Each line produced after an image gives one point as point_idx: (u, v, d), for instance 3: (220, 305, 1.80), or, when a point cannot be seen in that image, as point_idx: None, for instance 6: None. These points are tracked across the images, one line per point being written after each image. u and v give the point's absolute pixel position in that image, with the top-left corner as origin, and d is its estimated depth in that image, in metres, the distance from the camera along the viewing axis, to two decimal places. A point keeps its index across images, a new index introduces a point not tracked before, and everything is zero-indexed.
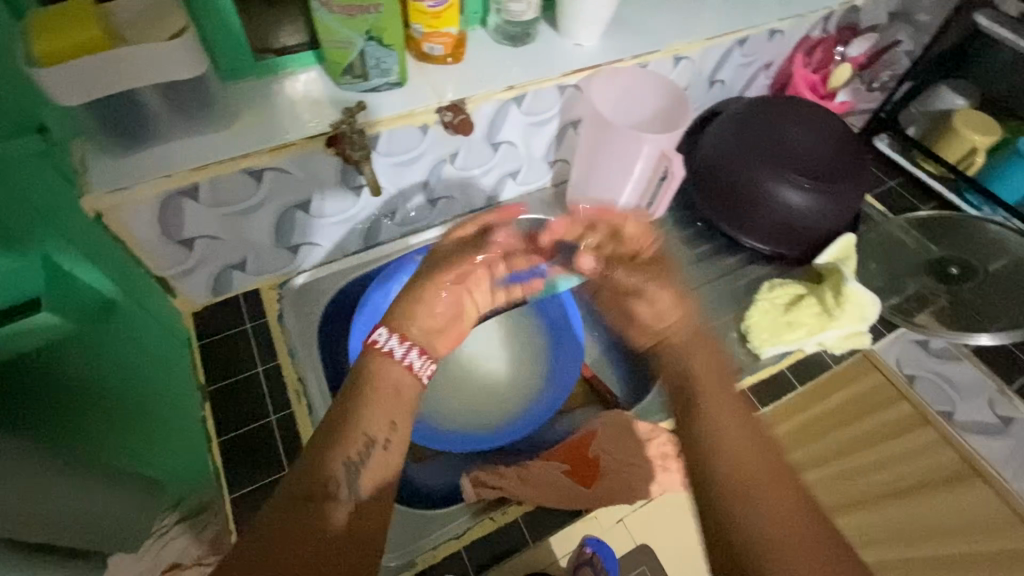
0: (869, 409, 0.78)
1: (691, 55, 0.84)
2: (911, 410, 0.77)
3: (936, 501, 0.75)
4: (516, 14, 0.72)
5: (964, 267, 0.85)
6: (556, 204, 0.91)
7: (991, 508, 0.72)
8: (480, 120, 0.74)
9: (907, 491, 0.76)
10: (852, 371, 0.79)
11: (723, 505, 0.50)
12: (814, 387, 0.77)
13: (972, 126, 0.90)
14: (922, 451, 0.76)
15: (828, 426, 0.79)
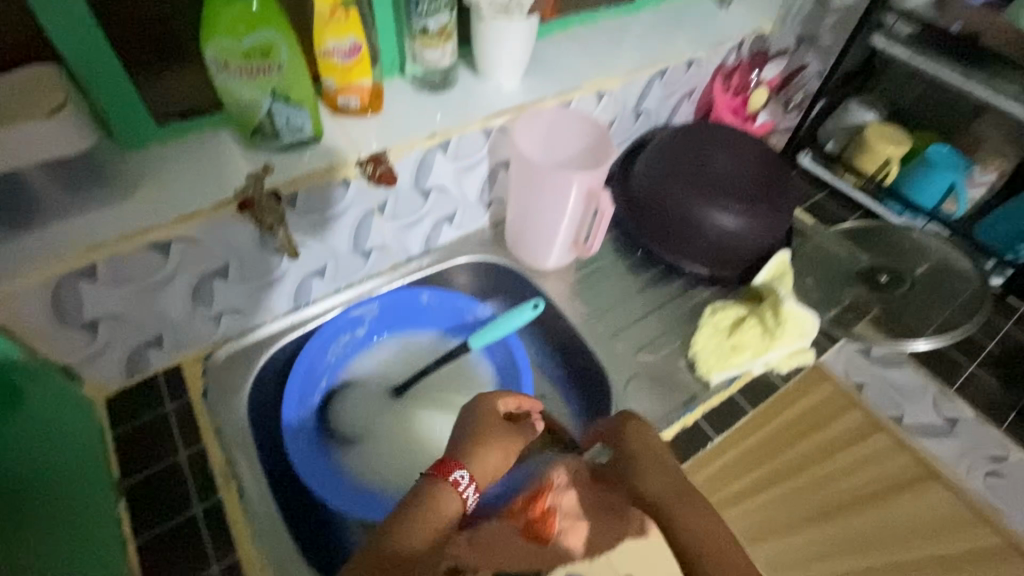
0: (828, 418, 0.77)
1: (613, 91, 0.85)
2: (863, 418, 0.77)
3: (899, 504, 0.73)
4: (433, 63, 0.71)
5: (893, 274, 0.87)
6: (497, 244, 0.90)
7: (951, 509, 0.72)
8: (405, 170, 0.72)
9: (869, 498, 0.73)
10: (802, 386, 0.78)
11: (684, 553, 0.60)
12: (767, 409, 0.76)
13: (884, 139, 0.94)
14: (880, 457, 0.75)
15: (794, 437, 0.76)
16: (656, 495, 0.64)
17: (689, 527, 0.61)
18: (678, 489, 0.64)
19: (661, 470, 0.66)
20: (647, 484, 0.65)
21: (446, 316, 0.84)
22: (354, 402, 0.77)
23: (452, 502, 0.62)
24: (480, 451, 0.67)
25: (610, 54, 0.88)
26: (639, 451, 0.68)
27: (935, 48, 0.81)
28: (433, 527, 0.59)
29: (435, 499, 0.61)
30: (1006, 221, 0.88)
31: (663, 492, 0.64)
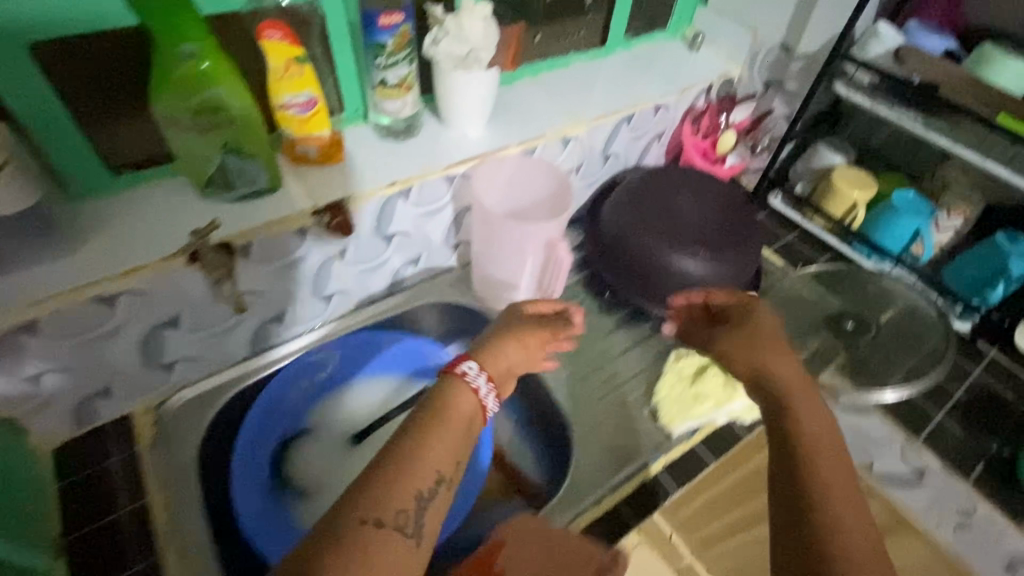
0: None
1: (579, 135, 0.86)
2: None
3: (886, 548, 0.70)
4: (393, 112, 0.72)
5: (858, 320, 0.86)
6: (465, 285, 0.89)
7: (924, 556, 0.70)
8: (364, 218, 0.72)
9: None
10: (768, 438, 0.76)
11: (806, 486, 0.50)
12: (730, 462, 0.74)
13: (850, 183, 0.95)
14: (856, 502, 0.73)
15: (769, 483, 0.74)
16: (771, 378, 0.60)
17: (814, 420, 0.56)
18: (800, 376, 0.60)
19: (777, 356, 0.62)
20: (766, 367, 0.61)
21: (408, 360, 0.82)
22: (310, 449, 0.76)
23: (466, 398, 0.57)
24: (504, 343, 0.67)
25: (578, 99, 0.89)
26: (754, 332, 0.65)
27: (895, 100, 0.81)
28: (451, 426, 0.54)
29: (452, 393, 0.57)
30: (968, 267, 0.87)
31: (795, 382, 0.59)
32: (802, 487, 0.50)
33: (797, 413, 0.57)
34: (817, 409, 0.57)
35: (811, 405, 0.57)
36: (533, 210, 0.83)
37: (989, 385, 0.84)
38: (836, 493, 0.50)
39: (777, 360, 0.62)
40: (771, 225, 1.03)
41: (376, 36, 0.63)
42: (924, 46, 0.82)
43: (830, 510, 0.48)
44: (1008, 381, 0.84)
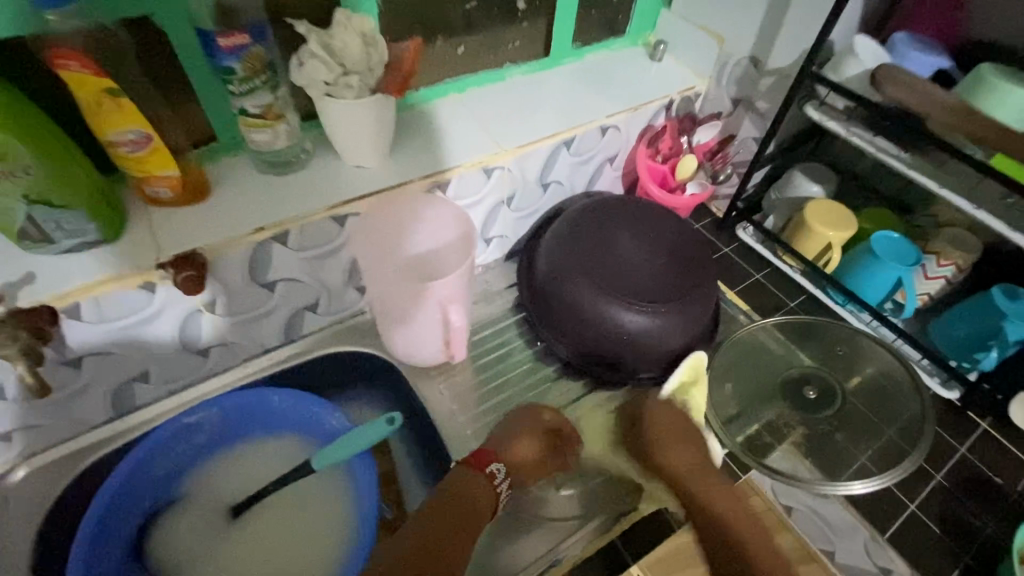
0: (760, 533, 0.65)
1: (506, 164, 0.75)
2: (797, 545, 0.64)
3: None
4: (265, 144, 0.61)
5: (822, 388, 0.74)
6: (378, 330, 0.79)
7: None
8: (231, 268, 0.62)
9: None
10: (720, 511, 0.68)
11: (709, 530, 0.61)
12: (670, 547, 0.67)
13: (826, 221, 0.81)
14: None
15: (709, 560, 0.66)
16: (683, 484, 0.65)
17: (715, 498, 0.63)
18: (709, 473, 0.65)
19: (685, 444, 0.68)
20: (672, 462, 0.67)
21: (302, 421, 0.72)
22: (182, 525, 0.67)
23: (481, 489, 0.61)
24: (517, 443, 0.66)
25: (509, 121, 0.77)
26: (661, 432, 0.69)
27: (872, 127, 0.70)
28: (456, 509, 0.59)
29: (471, 486, 0.61)
30: (958, 325, 0.75)
31: (687, 466, 0.67)
32: None
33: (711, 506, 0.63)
34: (724, 487, 0.65)
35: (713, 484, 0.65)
36: (442, 252, 0.71)
37: (977, 467, 0.72)
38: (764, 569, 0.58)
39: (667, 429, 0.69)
40: (738, 260, 0.90)
41: (220, 60, 0.52)
42: (908, 66, 0.69)
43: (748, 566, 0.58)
44: (999, 463, 0.72)
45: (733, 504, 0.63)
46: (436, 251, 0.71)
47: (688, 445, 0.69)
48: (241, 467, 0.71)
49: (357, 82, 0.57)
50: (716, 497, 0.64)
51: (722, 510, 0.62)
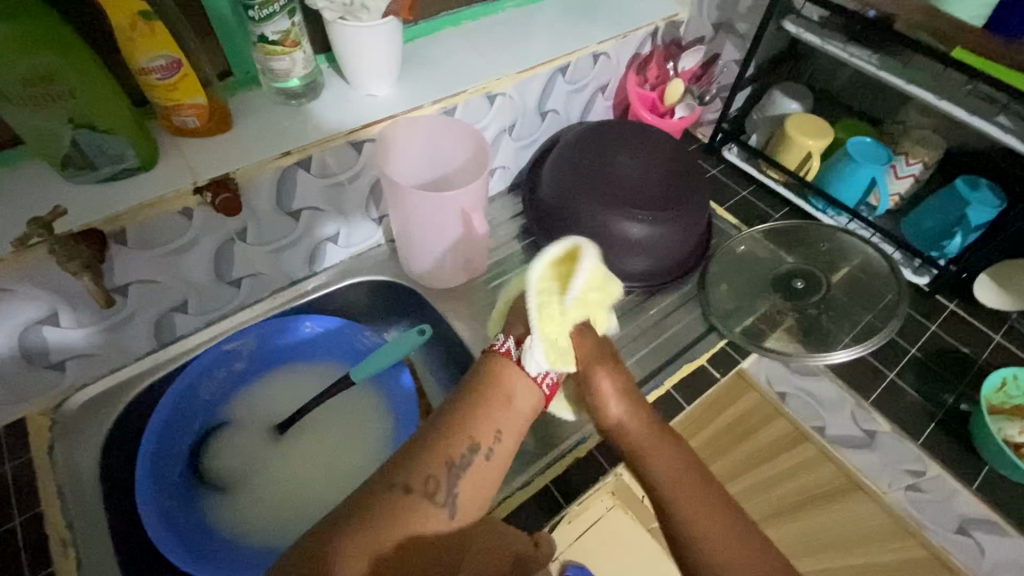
0: (756, 426, 0.78)
1: (506, 91, 0.79)
2: (790, 428, 0.76)
3: (833, 512, 0.74)
4: (284, 73, 0.64)
5: (808, 279, 0.82)
6: (395, 260, 0.83)
7: (876, 518, 0.71)
8: (262, 193, 0.66)
9: (819, 498, 0.75)
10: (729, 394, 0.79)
11: (665, 514, 0.55)
12: (701, 408, 0.78)
13: (804, 131, 0.87)
14: (809, 466, 0.75)
15: (723, 445, 0.79)
16: (698, 543, 0.53)
17: (680, 501, 0.55)
18: (677, 460, 0.57)
19: (647, 440, 0.58)
20: (684, 507, 0.54)
21: (334, 343, 0.77)
22: (229, 444, 0.71)
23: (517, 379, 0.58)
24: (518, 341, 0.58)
25: (506, 51, 0.81)
26: (650, 450, 0.58)
27: (848, 35, 0.76)
28: (489, 396, 0.57)
29: (498, 376, 0.57)
30: (929, 216, 0.82)
31: (661, 466, 0.57)
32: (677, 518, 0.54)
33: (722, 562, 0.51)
34: (702, 504, 0.54)
35: (723, 540, 0.53)
36: (454, 177, 0.76)
37: (946, 340, 0.80)
38: (704, 531, 0.53)
39: (649, 434, 0.58)
40: (726, 178, 0.96)
41: None
42: None
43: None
44: (967, 335, 0.80)
45: (714, 512, 0.54)
46: (449, 178, 0.76)
47: (662, 457, 0.57)
48: (278, 391, 0.75)
49: (370, 3, 0.61)
50: (689, 503, 0.55)
51: (680, 498, 0.55)
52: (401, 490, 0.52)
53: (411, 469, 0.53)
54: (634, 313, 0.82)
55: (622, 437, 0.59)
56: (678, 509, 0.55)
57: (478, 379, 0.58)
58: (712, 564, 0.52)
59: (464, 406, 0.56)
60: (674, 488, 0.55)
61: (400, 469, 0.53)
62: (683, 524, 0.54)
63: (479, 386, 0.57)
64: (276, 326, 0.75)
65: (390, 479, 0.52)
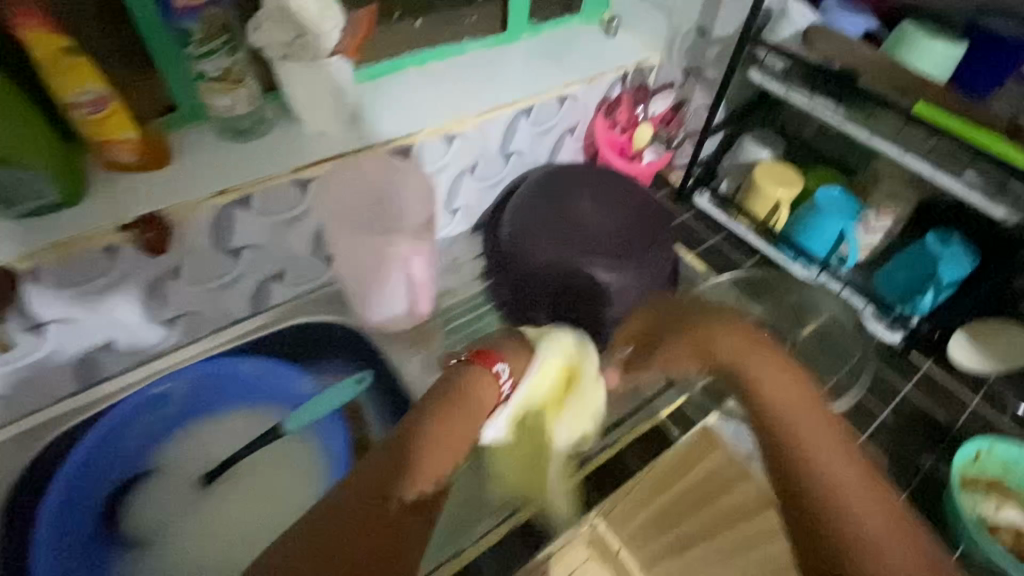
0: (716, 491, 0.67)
1: (465, 132, 0.77)
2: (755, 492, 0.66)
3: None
4: (226, 109, 0.62)
5: (774, 334, 0.78)
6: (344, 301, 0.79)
7: None
8: (195, 231, 0.63)
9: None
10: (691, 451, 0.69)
11: (785, 455, 0.53)
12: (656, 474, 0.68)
13: (772, 179, 0.85)
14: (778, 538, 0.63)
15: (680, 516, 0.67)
16: (833, 479, 0.50)
17: (804, 438, 0.53)
18: (806, 403, 0.56)
19: (788, 379, 0.58)
20: (832, 472, 0.50)
21: (271, 389, 0.72)
22: (146, 496, 0.66)
23: (490, 390, 0.56)
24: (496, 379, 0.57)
25: (468, 91, 0.79)
26: (758, 374, 0.59)
27: (811, 85, 0.72)
28: (460, 404, 0.54)
29: (476, 390, 0.56)
30: (901, 270, 0.78)
31: (783, 404, 0.56)
32: (797, 455, 0.52)
33: (872, 535, 0.47)
34: (836, 453, 0.51)
35: (834, 470, 0.51)
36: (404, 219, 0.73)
37: (920, 404, 0.76)
38: (845, 476, 0.50)
39: (756, 353, 0.60)
40: (695, 226, 0.95)
41: (181, 21, 0.55)
42: (840, 26, 0.73)
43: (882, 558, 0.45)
44: (942, 399, 0.76)
45: (851, 463, 0.51)
46: (399, 219, 0.73)
47: (805, 405, 0.56)
48: (205, 439, 0.70)
49: (311, 42, 0.59)
50: (822, 444, 0.52)
51: (810, 437, 0.53)
52: (385, 504, 0.47)
53: (395, 479, 0.48)
54: None
55: (731, 363, 0.60)
56: (790, 452, 0.53)
57: (449, 391, 0.55)
58: (841, 516, 0.48)
59: (437, 412, 0.53)
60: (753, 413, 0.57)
61: (386, 481, 0.48)
62: (793, 450, 0.53)
63: (449, 397, 0.54)
64: (207, 369, 0.70)
65: (374, 491, 0.47)
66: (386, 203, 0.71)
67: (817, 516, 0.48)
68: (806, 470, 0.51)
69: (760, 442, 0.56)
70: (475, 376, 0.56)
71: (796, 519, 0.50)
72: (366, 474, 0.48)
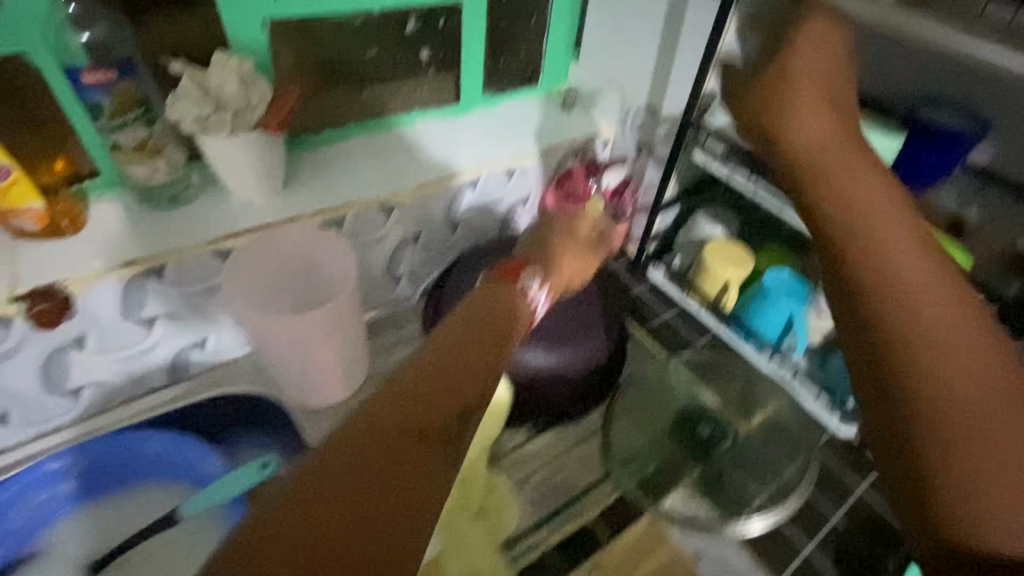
0: None
1: (406, 204, 0.76)
2: None
3: None
4: (145, 178, 0.61)
5: (713, 428, 0.76)
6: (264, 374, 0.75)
7: None
8: (101, 303, 0.61)
9: None
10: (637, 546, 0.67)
11: (884, 326, 0.40)
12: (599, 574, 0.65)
13: (721, 260, 0.82)
14: None
15: None
16: (907, 327, 0.40)
17: (891, 285, 0.41)
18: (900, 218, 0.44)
19: (879, 189, 0.47)
20: (925, 321, 0.39)
21: (174, 466, 0.68)
22: None
23: (520, 307, 0.54)
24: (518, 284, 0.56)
25: (411, 161, 0.79)
26: (795, 112, 0.53)
27: (751, 166, 0.70)
28: (492, 328, 0.50)
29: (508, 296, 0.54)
30: None
31: (875, 247, 0.43)
32: (895, 303, 0.41)
33: (969, 407, 0.37)
34: (948, 306, 0.40)
35: (921, 299, 0.40)
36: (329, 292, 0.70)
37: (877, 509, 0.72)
38: (952, 334, 0.39)
39: (829, 141, 0.51)
40: (650, 301, 0.94)
41: (88, 97, 0.56)
42: None
43: (920, 362, 0.38)
44: None
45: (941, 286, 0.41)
46: (324, 293, 0.70)
47: (907, 241, 0.43)
48: (105, 522, 0.66)
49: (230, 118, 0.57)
50: (924, 302, 0.40)
51: (917, 292, 0.40)
52: (426, 440, 0.41)
53: (427, 410, 0.43)
54: (524, 450, 0.74)
55: (796, 151, 0.52)
56: (877, 276, 0.42)
57: (476, 303, 0.52)
58: (944, 398, 0.37)
59: (453, 352, 0.47)
60: (818, 204, 0.48)
61: (415, 417, 0.42)
62: (898, 339, 0.40)
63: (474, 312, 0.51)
64: (107, 442, 0.66)
65: (403, 427, 0.41)
66: (312, 274, 0.70)
67: (909, 391, 0.38)
68: (905, 371, 0.39)
69: (818, 253, 0.47)
70: (509, 296, 0.54)
71: (853, 292, 0.43)
72: (388, 423, 0.41)
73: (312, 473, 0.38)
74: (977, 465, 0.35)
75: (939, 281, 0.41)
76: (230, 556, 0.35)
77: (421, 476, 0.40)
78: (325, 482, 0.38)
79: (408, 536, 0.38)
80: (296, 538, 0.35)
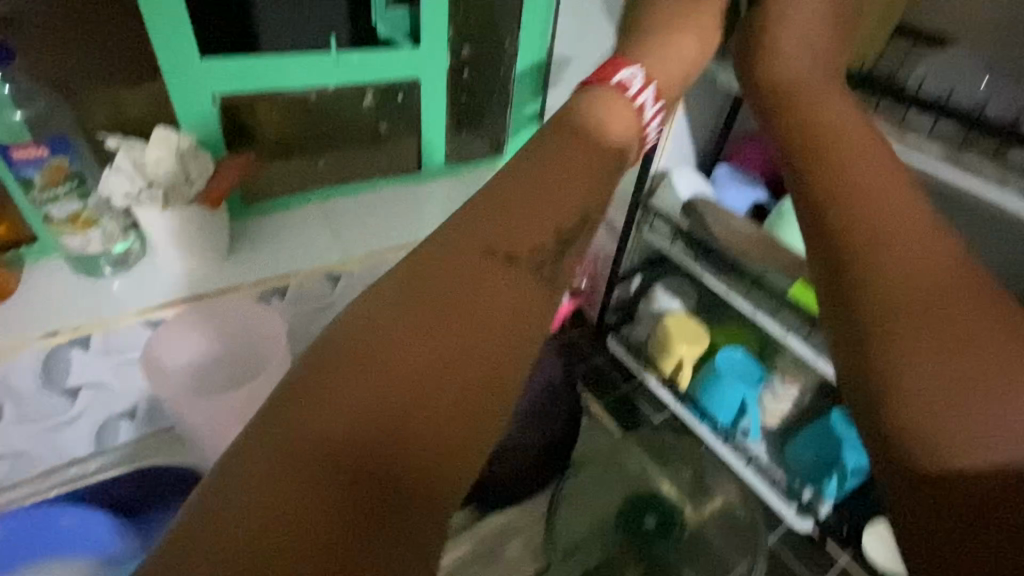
0: None
1: (352, 272, 0.75)
2: None
3: None
4: (79, 248, 0.60)
5: (660, 518, 0.78)
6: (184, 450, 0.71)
7: None
8: (21, 373, 0.60)
9: None
10: None
11: (835, 201, 0.39)
12: None
13: (677, 336, 0.80)
14: None
15: None
16: (864, 216, 0.38)
17: (846, 172, 0.40)
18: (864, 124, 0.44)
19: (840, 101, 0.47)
20: (877, 220, 0.37)
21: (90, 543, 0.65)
22: None
23: (626, 114, 0.50)
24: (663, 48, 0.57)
25: (363, 228, 0.78)
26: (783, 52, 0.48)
27: (693, 249, 0.70)
28: (602, 152, 0.46)
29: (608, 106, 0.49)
30: (807, 449, 0.71)
31: (840, 124, 0.44)
32: (831, 176, 0.41)
33: (913, 297, 0.34)
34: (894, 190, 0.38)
35: (891, 219, 0.37)
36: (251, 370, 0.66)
37: None
38: (900, 231, 0.37)
39: (811, 78, 0.51)
40: (611, 371, 0.93)
41: (20, 171, 0.55)
42: (726, 200, 0.71)
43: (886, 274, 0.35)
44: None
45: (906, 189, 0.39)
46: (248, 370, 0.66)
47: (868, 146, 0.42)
48: None
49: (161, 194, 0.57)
50: (875, 182, 0.39)
51: (860, 172, 0.40)
52: (500, 256, 0.39)
53: (512, 231, 0.40)
54: (472, 529, 0.72)
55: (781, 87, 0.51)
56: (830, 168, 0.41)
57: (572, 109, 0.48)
58: (887, 281, 0.35)
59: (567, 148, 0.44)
60: (801, 134, 0.45)
61: (480, 228, 0.39)
62: (861, 260, 0.36)
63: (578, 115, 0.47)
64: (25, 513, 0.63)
65: (471, 237, 0.39)
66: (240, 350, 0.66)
67: (863, 268, 0.36)
68: (847, 234, 0.38)
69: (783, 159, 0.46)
70: (613, 102, 0.50)
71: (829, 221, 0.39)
72: (465, 239, 0.39)
73: (368, 301, 0.36)
74: (933, 366, 0.33)
75: (884, 157, 0.41)
76: (299, 393, 0.32)
77: (494, 303, 0.37)
78: (388, 340, 0.34)
79: (491, 369, 0.35)
80: (361, 374, 0.33)
